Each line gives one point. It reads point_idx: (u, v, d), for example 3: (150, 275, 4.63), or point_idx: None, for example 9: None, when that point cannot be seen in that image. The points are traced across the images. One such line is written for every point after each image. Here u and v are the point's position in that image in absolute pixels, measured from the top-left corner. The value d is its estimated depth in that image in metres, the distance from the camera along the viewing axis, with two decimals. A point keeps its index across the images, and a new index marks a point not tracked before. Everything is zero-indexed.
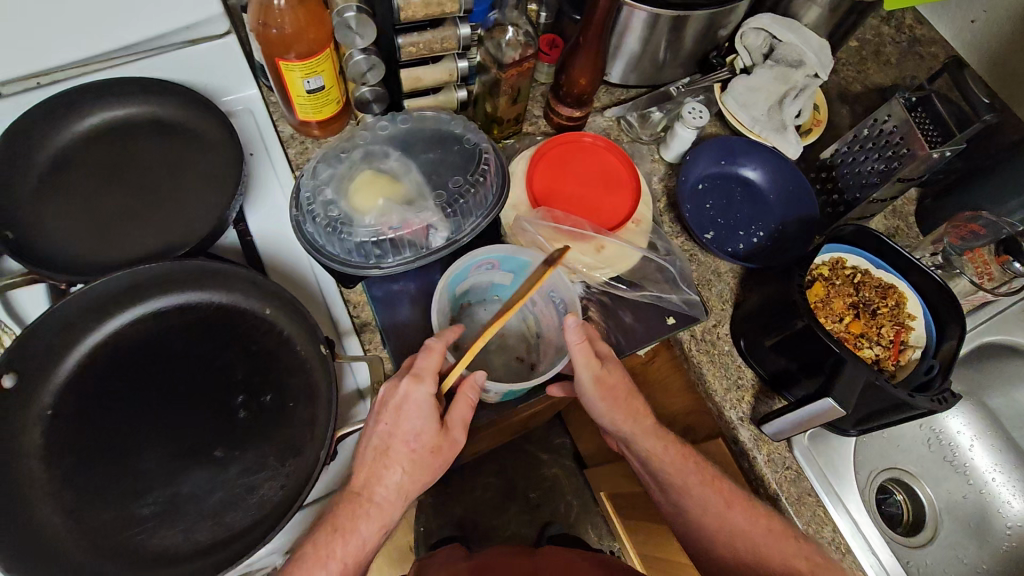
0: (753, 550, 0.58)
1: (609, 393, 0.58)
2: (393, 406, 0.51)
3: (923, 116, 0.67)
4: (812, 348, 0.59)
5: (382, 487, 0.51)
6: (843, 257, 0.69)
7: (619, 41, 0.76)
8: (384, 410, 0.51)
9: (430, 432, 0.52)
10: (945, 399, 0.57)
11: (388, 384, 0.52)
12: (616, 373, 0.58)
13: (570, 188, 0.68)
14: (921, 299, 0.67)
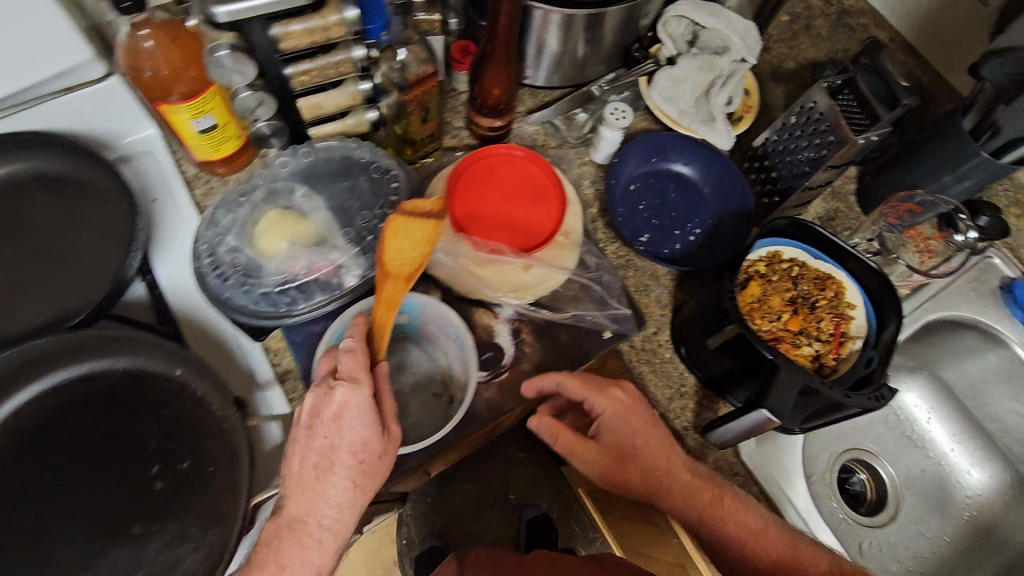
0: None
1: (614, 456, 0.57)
2: (328, 416, 0.50)
3: (849, 100, 0.64)
4: (748, 353, 0.58)
5: (329, 508, 0.49)
6: (779, 251, 0.67)
7: (535, 43, 0.72)
8: (319, 423, 0.50)
9: (373, 436, 0.50)
10: (882, 394, 0.56)
11: (317, 396, 0.50)
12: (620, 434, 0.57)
13: (492, 207, 0.66)
14: (860, 287, 0.66)
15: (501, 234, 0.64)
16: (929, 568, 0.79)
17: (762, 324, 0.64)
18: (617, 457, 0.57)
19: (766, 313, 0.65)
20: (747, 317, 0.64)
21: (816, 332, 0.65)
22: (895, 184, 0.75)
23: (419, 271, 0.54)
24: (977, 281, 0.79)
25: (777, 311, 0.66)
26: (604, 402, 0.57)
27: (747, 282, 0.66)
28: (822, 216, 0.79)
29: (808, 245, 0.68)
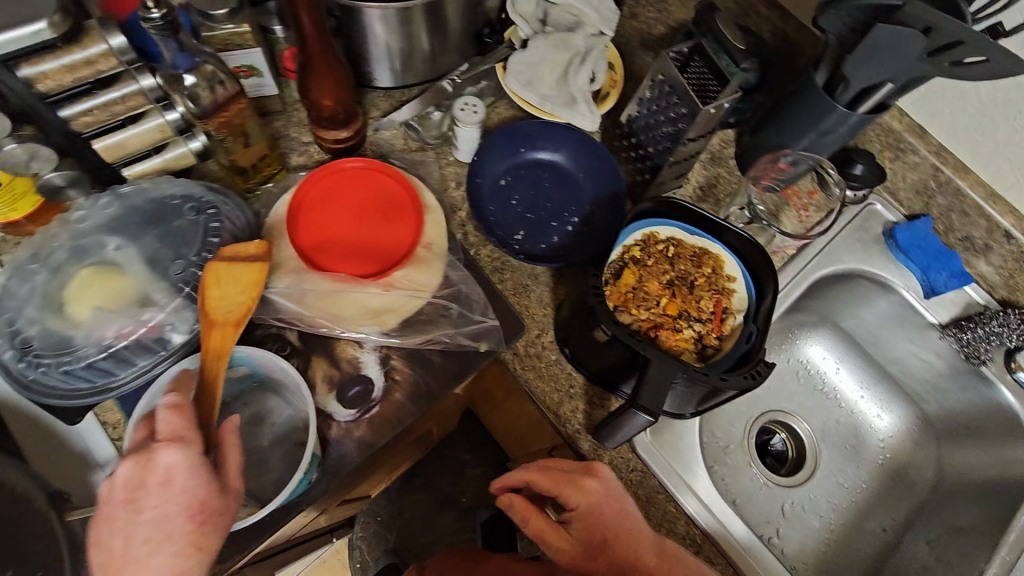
0: None
1: (583, 549, 0.54)
2: (153, 483, 0.40)
3: (700, 67, 0.62)
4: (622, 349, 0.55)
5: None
6: (654, 232, 0.65)
7: (373, 40, 0.66)
8: (140, 496, 0.40)
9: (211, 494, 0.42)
10: (757, 371, 0.55)
11: (134, 461, 0.41)
12: (590, 526, 0.54)
13: (340, 229, 0.60)
14: (737, 259, 0.64)
15: (356, 259, 0.59)
16: (850, 518, 0.79)
17: (640, 313, 0.62)
18: (588, 551, 0.54)
19: (645, 301, 0.63)
20: (623, 309, 0.61)
21: (697, 312, 0.63)
22: (766, 143, 0.73)
23: (249, 316, 0.48)
24: (862, 230, 0.78)
25: (655, 296, 0.63)
26: (583, 497, 0.54)
27: (620, 270, 0.63)
28: (700, 185, 0.77)
29: (685, 219, 0.65)
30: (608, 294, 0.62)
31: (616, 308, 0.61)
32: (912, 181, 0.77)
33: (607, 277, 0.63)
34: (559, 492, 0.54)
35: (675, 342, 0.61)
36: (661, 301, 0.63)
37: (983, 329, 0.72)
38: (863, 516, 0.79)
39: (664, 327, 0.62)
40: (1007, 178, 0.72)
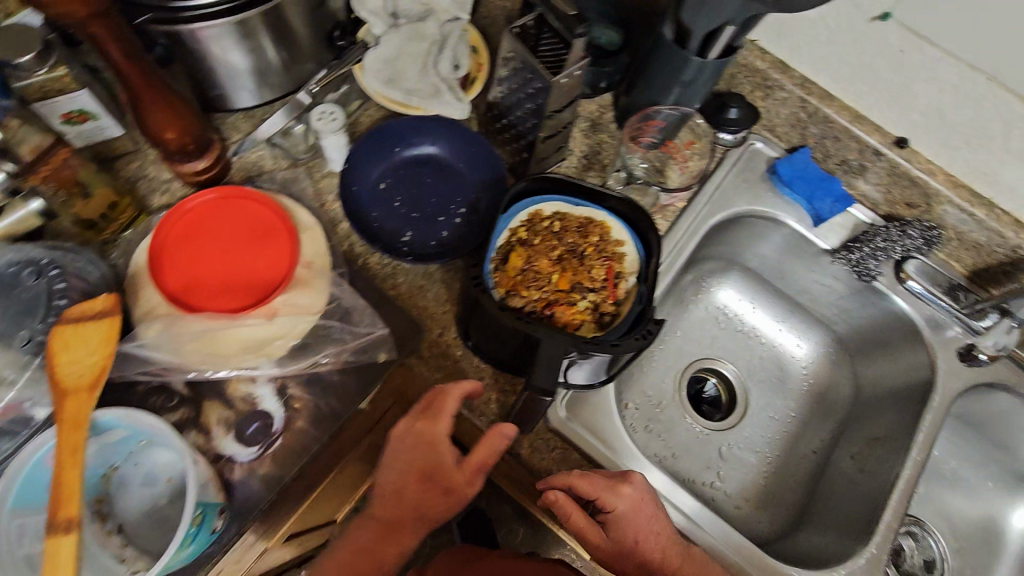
0: None
1: (617, 545, 0.55)
2: None
3: (549, 36, 0.60)
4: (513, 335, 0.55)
5: None
6: (538, 209, 0.64)
7: (213, 63, 0.63)
8: None
9: None
10: (649, 330, 0.56)
11: None
12: (626, 526, 0.54)
13: (212, 266, 0.58)
14: (623, 222, 0.64)
15: (233, 293, 0.57)
16: (783, 448, 0.81)
17: (532, 293, 0.61)
18: (620, 550, 0.55)
19: (536, 280, 0.62)
20: (514, 292, 0.61)
21: (591, 282, 0.63)
22: (638, 102, 0.74)
23: (104, 376, 0.45)
24: (747, 170, 0.79)
25: (547, 273, 0.63)
26: (618, 501, 0.55)
27: (508, 254, 0.62)
28: (584, 153, 0.76)
29: (568, 190, 0.65)
30: (497, 281, 0.61)
31: (507, 293, 0.60)
32: (785, 115, 0.78)
33: (494, 263, 0.62)
34: (601, 501, 0.54)
35: (573, 316, 0.61)
36: (553, 277, 0.63)
37: (870, 247, 0.75)
38: (795, 443, 0.81)
39: (560, 301, 0.62)
40: (870, 97, 0.72)
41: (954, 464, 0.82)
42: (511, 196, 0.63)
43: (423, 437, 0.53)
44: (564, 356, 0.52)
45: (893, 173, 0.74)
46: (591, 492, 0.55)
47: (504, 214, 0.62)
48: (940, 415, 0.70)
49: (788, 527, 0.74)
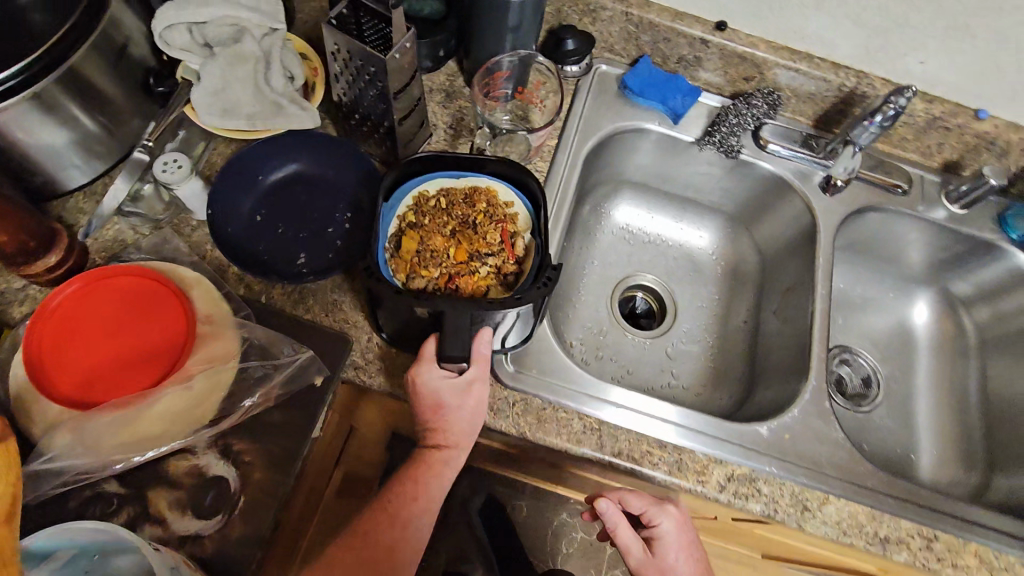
0: None
1: (656, 561, 0.63)
2: None
3: (369, 20, 0.59)
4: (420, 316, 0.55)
5: None
6: (421, 191, 0.64)
7: (27, 149, 0.58)
8: None
9: None
10: (549, 276, 0.56)
11: None
12: (666, 540, 0.63)
13: (104, 354, 0.54)
14: (506, 184, 0.65)
15: (138, 373, 0.54)
16: (719, 330, 0.87)
17: (432, 271, 0.62)
18: (657, 563, 0.63)
19: (433, 258, 0.63)
20: (414, 274, 0.62)
21: (489, 247, 0.65)
22: (480, 59, 0.75)
23: (16, 504, 0.42)
24: (602, 93, 0.83)
25: (443, 250, 0.64)
26: (663, 517, 0.63)
27: (401, 238, 0.63)
28: (448, 124, 0.77)
29: (448, 164, 0.67)
30: (395, 268, 0.62)
31: (407, 277, 0.61)
32: (616, 33, 0.82)
33: (388, 250, 0.62)
34: (652, 516, 0.62)
35: (477, 284, 0.63)
36: (450, 251, 0.64)
37: (726, 126, 0.81)
38: (726, 321, 0.87)
39: (460, 274, 0.63)
40: None
41: (860, 290, 0.92)
42: (387, 183, 0.63)
43: (426, 387, 0.57)
44: (470, 323, 0.54)
45: (718, 57, 0.81)
46: (641, 507, 0.63)
47: (386, 203, 0.63)
48: (830, 250, 0.78)
49: (742, 396, 0.80)
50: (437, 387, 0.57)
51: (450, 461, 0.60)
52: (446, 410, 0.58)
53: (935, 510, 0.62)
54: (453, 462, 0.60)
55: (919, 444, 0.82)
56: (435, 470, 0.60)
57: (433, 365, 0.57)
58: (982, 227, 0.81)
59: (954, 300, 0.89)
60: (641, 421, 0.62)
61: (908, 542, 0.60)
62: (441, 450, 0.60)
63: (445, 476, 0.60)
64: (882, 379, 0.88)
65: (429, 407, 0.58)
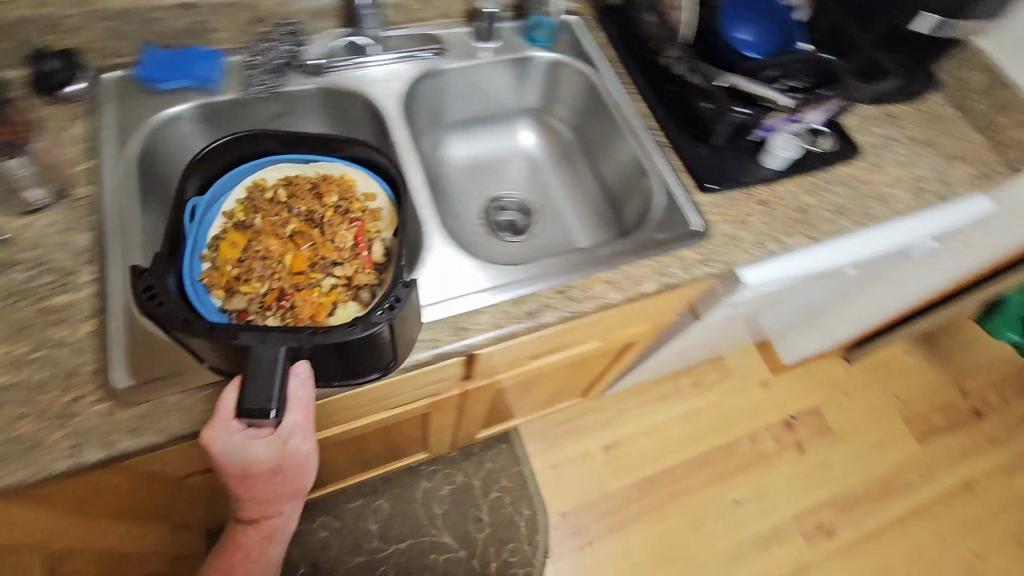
0: None
1: None
2: None
3: None
4: (228, 352, 0.54)
5: None
6: (258, 180, 0.75)
7: None
8: None
9: None
10: (397, 296, 0.56)
11: None
12: None
13: None
14: (370, 179, 0.76)
15: None
16: None
17: (257, 286, 0.69)
18: None
19: (264, 270, 0.71)
20: (234, 291, 0.68)
21: (338, 254, 0.73)
22: None
23: None
24: (124, 97, 0.79)
25: (278, 259, 0.72)
26: None
27: (222, 244, 0.71)
28: None
29: (283, 151, 0.76)
30: (209, 281, 0.68)
31: (227, 294, 0.68)
32: (100, 35, 0.77)
33: (208, 256, 0.70)
34: None
35: (318, 298, 0.69)
36: (284, 262, 0.72)
37: (259, 71, 0.82)
38: None
39: (299, 284, 0.70)
40: None
41: (480, 147, 1.03)
42: (198, 178, 0.71)
43: (229, 450, 0.55)
44: (280, 360, 0.53)
45: (218, 13, 0.80)
46: None
47: (204, 199, 0.71)
48: (404, 127, 0.84)
49: None
50: (242, 446, 0.55)
51: (270, 530, 0.65)
52: (259, 476, 0.58)
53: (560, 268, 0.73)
54: (276, 532, 0.65)
55: (575, 236, 0.97)
56: (253, 543, 0.65)
57: (236, 420, 0.55)
58: (517, 49, 0.94)
59: (545, 113, 1.03)
60: (448, 306, 0.69)
61: (551, 302, 0.71)
62: (262, 520, 0.64)
63: (260, 544, 0.65)
64: (536, 204, 1.00)
65: (238, 470, 0.56)
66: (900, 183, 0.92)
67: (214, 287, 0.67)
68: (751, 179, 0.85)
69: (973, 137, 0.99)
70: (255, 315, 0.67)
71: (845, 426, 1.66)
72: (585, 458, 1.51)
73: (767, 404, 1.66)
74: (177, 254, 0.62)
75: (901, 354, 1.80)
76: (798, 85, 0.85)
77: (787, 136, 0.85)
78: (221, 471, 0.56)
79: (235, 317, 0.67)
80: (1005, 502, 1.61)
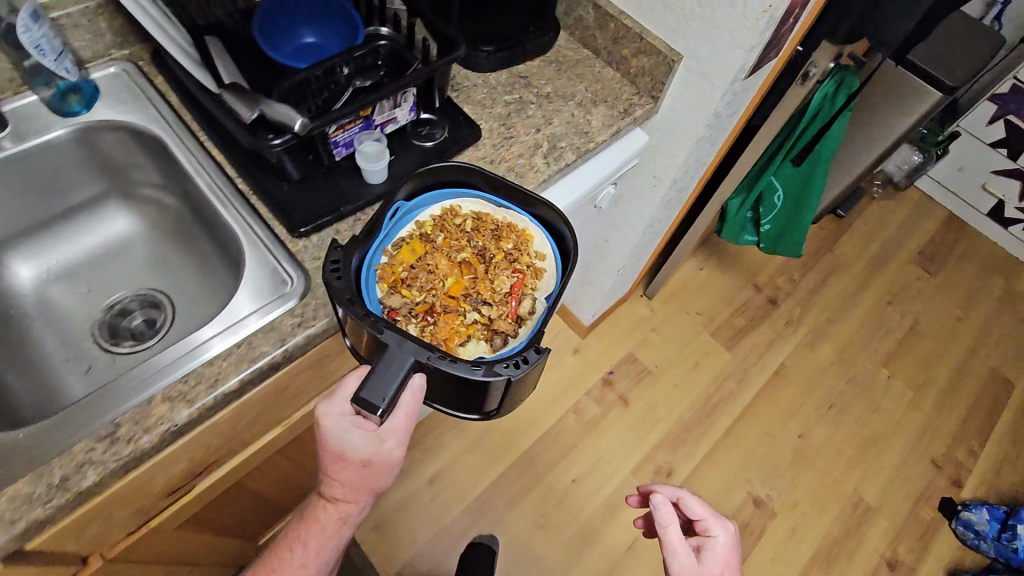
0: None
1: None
2: None
3: None
4: (371, 345, 0.61)
5: None
6: (455, 208, 0.77)
7: None
8: None
9: None
10: (525, 358, 0.60)
11: None
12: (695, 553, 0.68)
13: None
14: (541, 233, 0.76)
15: None
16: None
17: (415, 294, 0.71)
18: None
19: (422, 285, 0.72)
20: (394, 291, 0.69)
21: (491, 293, 0.73)
22: None
23: None
24: None
25: (441, 279, 0.73)
26: (717, 527, 0.73)
27: (404, 247, 0.73)
28: None
29: (485, 190, 0.78)
30: (381, 272, 0.71)
31: (390, 291, 0.69)
32: None
33: (388, 252, 0.72)
34: (702, 516, 0.74)
35: (455, 327, 0.70)
36: (447, 283, 0.73)
37: None
38: None
39: (443, 309, 0.71)
40: None
41: (79, 247, 0.85)
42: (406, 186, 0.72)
43: (337, 428, 0.64)
44: (402, 375, 0.58)
45: None
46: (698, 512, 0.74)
47: (407, 204, 0.73)
48: None
49: None
50: (346, 429, 0.64)
51: (345, 514, 0.75)
52: (350, 462, 0.65)
53: (94, 416, 0.58)
54: (348, 516, 0.76)
55: (206, 317, 0.80)
56: (328, 516, 0.75)
57: (349, 408, 0.64)
58: (41, 129, 0.75)
59: (132, 189, 0.86)
60: None
61: (92, 455, 0.56)
62: (339, 504, 0.74)
63: (335, 525, 0.76)
64: (166, 294, 0.84)
65: (338, 450, 0.65)
66: (535, 149, 0.85)
67: (382, 285, 0.69)
68: (345, 206, 0.73)
69: (607, 75, 0.95)
70: (402, 318, 0.68)
71: (660, 362, 1.67)
72: (410, 502, 1.39)
73: (582, 369, 1.63)
74: (371, 240, 0.69)
75: (695, 270, 1.83)
76: (368, 82, 0.75)
77: (371, 146, 0.73)
78: (323, 443, 0.65)
79: (387, 312, 0.69)
80: (813, 375, 1.71)
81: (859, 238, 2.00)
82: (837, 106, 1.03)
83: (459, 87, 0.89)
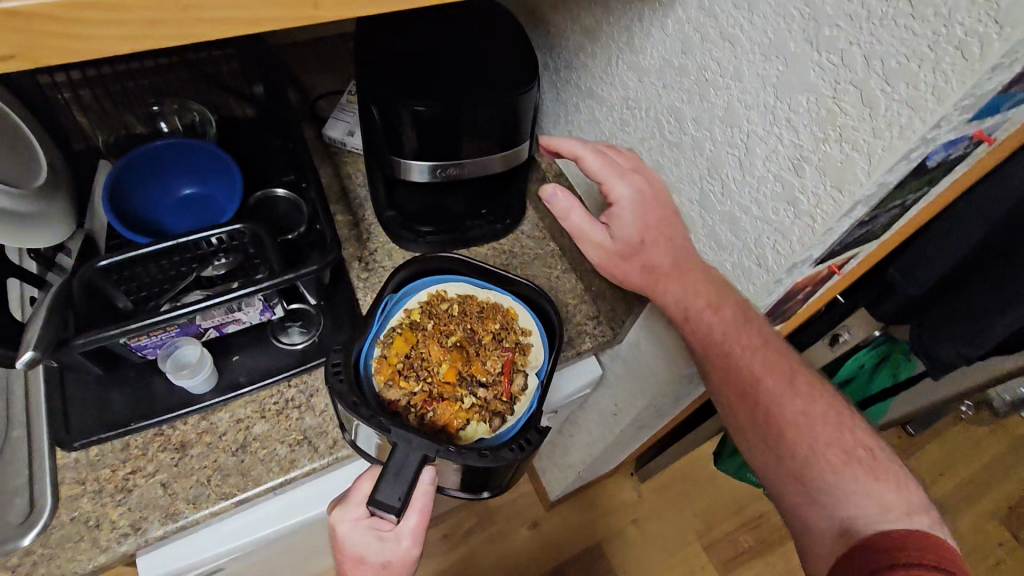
0: (792, 422, 0.49)
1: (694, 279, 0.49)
2: None
3: None
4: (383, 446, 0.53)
5: None
6: (441, 290, 0.66)
7: None
8: None
9: None
10: (529, 439, 0.54)
11: None
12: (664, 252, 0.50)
13: None
14: (525, 310, 0.66)
15: None
16: None
17: (412, 385, 0.60)
18: (629, 247, 0.52)
19: (414, 375, 0.61)
20: (392, 384, 0.59)
21: (486, 374, 0.63)
22: None
23: None
24: None
25: (431, 364, 0.63)
26: (619, 186, 0.51)
27: (394, 338, 0.62)
28: None
29: (473, 274, 0.68)
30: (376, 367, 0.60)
31: (386, 385, 0.58)
32: None
33: (378, 342, 0.61)
34: (613, 188, 0.51)
35: (455, 414, 0.60)
36: (438, 367, 0.63)
37: None
38: None
39: (441, 399, 0.61)
40: None
41: None
42: (400, 275, 0.64)
43: (349, 533, 0.52)
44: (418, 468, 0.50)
45: None
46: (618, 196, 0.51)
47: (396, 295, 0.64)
48: None
49: None
50: (361, 536, 0.52)
51: None
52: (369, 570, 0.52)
53: None
54: None
55: None
56: None
57: (361, 508, 0.53)
58: None
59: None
60: None
61: None
62: None
63: None
64: None
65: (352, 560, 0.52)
66: None
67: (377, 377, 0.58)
68: (140, 421, 0.57)
69: (567, 284, 0.75)
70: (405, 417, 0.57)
71: (629, 567, 1.37)
72: None
73: (533, 550, 1.38)
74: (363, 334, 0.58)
75: (706, 460, 1.51)
76: (226, 266, 0.61)
77: (189, 355, 0.59)
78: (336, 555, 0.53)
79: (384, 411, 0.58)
80: None
81: (929, 468, 1.59)
82: (875, 388, 0.76)
83: (374, 268, 0.72)
